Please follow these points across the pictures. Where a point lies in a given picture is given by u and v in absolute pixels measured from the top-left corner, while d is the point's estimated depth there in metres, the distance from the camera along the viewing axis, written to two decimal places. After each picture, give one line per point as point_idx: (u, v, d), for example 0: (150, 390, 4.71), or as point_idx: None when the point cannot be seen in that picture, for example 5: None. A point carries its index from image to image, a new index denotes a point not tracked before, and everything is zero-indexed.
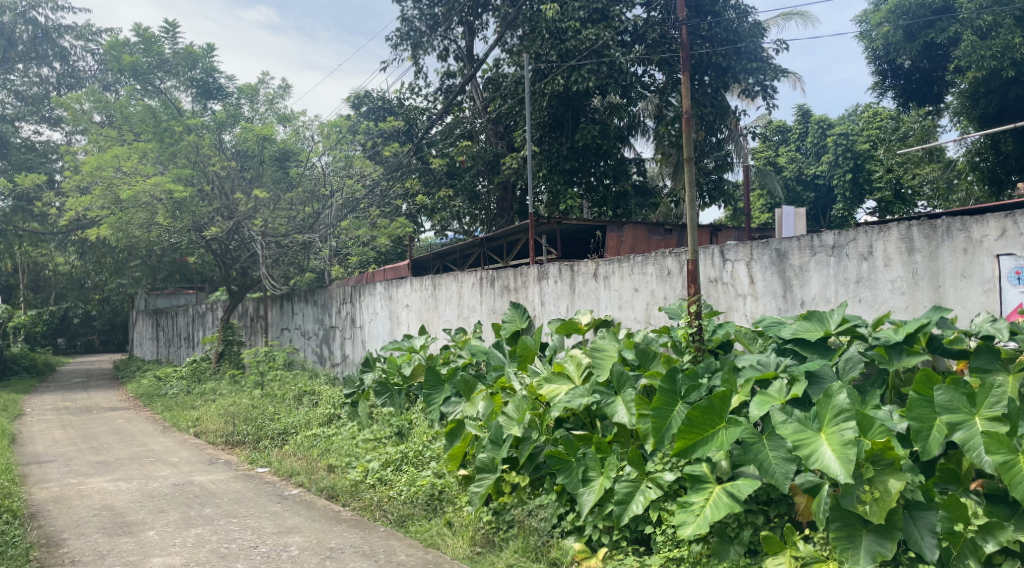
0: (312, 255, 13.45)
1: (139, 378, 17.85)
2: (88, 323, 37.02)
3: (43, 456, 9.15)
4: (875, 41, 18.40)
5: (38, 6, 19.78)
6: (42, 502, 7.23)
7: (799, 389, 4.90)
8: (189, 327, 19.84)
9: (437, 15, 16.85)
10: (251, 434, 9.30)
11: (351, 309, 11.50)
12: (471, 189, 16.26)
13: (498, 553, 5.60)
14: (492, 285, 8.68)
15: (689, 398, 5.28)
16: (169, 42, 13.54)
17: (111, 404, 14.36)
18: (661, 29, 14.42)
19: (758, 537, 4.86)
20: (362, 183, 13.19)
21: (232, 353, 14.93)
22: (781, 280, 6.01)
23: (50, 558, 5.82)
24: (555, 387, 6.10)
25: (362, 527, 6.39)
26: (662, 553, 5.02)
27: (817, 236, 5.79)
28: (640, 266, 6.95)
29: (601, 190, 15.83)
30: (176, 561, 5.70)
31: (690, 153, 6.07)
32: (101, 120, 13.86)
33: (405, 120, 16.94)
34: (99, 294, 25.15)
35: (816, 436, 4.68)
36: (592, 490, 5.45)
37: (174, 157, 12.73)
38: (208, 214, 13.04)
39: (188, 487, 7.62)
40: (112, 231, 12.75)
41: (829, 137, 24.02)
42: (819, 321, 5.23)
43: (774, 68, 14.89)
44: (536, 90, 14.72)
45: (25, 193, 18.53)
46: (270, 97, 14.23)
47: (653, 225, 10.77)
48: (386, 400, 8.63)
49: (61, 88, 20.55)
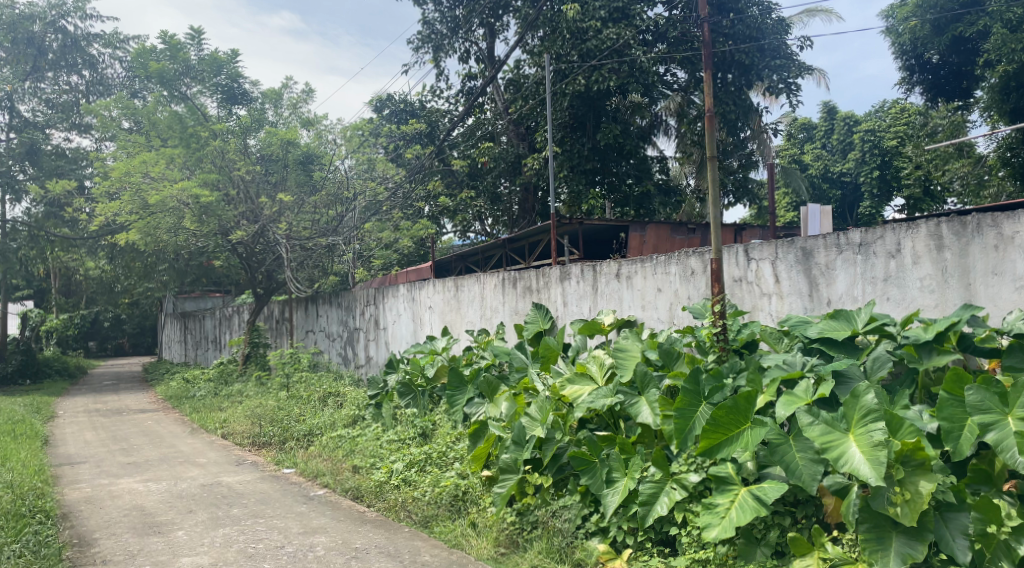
0: (336, 258, 13.48)
1: (168, 380, 18.10)
2: (118, 327, 37.58)
3: (75, 457, 9.33)
4: (901, 36, 18.24)
5: (67, 15, 20.24)
6: (74, 502, 7.38)
7: (826, 389, 4.85)
8: (215, 330, 20.07)
9: (457, 17, 16.91)
10: (277, 435, 9.40)
11: (375, 311, 11.56)
12: (493, 190, 16.31)
13: (522, 554, 5.61)
14: (514, 286, 8.69)
15: (712, 399, 5.26)
16: (194, 49, 13.72)
17: (141, 406, 14.60)
18: (682, 27, 14.43)
19: (785, 538, 4.81)
20: (385, 186, 13.25)
21: (258, 356, 15.07)
22: (807, 280, 5.95)
23: (82, 558, 5.92)
24: (578, 387, 6.11)
25: (387, 527, 6.44)
26: (687, 554, 4.99)
27: (844, 234, 5.73)
28: (663, 265, 6.92)
29: (624, 191, 15.70)
30: (204, 561, 5.77)
31: (712, 152, 5.99)
32: (128, 127, 14.07)
33: (427, 123, 17.06)
34: (128, 299, 25.57)
35: (844, 437, 4.63)
36: (617, 491, 5.44)
37: (201, 162, 12.88)
38: (234, 218, 13.27)
39: (216, 488, 7.72)
40: (141, 235, 12.97)
41: (855, 134, 23.75)
42: (846, 320, 5.18)
43: (798, 65, 14.77)
44: (557, 90, 14.68)
45: (57, 200, 19.16)
46: (294, 102, 14.42)
47: (676, 225, 10.71)
48: (410, 401, 8.66)
49: (90, 95, 20.85)
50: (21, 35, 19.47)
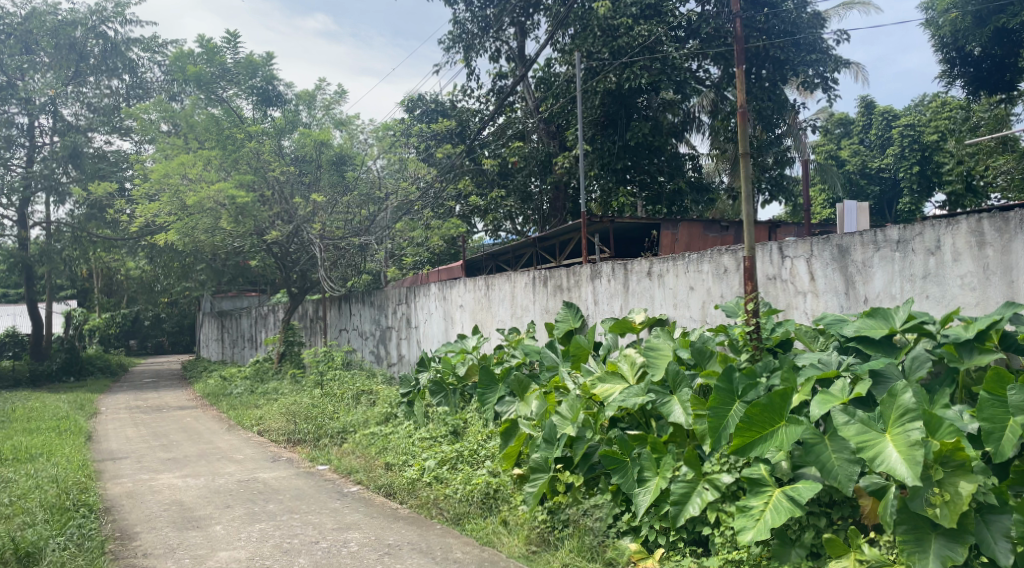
0: (369, 258, 13.55)
1: (206, 378, 18.43)
2: (158, 325, 38.30)
3: (117, 453, 9.56)
4: (941, 28, 17.91)
5: (107, 21, 20.74)
6: (117, 496, 7.56)
7: (862, 388, 4.78)
8: (251, 328, 20.39)
9: (488, 17, 16.94)
10: (311, 433, 9.53)
11: (406, 310, 11.65)
12: (524, 190, 16.34)
13: (553, 553, 5.61)
14: (545, 285, 8.70)
15: (746, 398, 5.20)
16: (231, 52, 13.98)
17: (180, 403, 14.88)
18: (715, 22, 14.33)
19: (821, 539, 4.74)
20: (417, 185, 13.35)
21: (293, 354, 15.24)
22: (843, 277, 5.87)
23: (124, 550, 6.07)
24: (609, 387, 6.08)
25: (419, 524, 6.51)
26: (720, 555, 4.95)
27: (881, 231, 5.64)
28: (696, 263, 6.86)
29: (655, 188, 15.60)
30: (241, 555, 5.88)
31: (745, 149, 5.91)
32: (167, 129, 14.56)
33: (457, 122, 17.15)
34: (168, 298, 26.10)
35: (881, 437, 4.57)
36: (648, 490, 5.41)
37: (237, 164, 13.07)
38: (269, 218, 13.43)
39: (252, 484, 7.87)
40: (179, 236, 13.26)
41: (895, 129, 23.41)
42: (884, 317, 5.09)
43: (835, 59, 14.53)
44: (588, 89, 14.67)
45: (98, 201, 19.69)
46: (327, 103, 14.27)
47: (709, 222, 10.64)
48: (441, 399, 8.70)
49: (131, 99, 21.27)
50: (63, 41, 20.13)
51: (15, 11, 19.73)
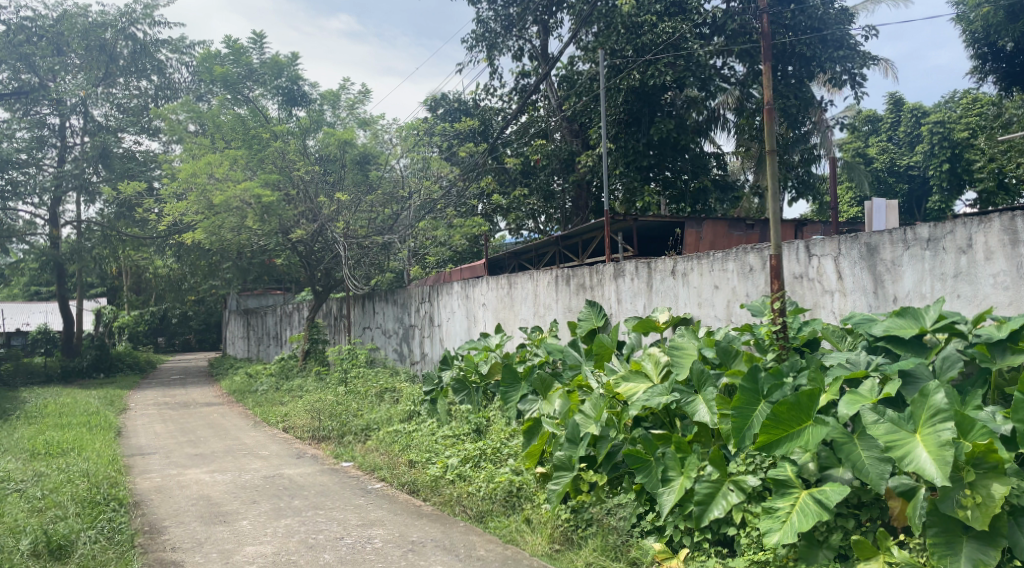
0: (392, 256, 13.64)
1: (232, 375, 18.63)
2: (185, 323, 38.77)
3: (146, 448, 9.70)
4: (973, 23, 17.58)
5: (136, 23, 20.93)
6: (145, 491, 7.68)
7: (891, 388, 4.70)
8: (276, 326, 20.57)
9: (511, 15, 16.95)
10: (335, 429, 9.62)
11: (429, 308, 11.69)
12: (547, 188, 16.34)
13: (577, 551, 5.61)
14: (568, 284, 8.70)
15: (771, 398, 5.14)
16: (257, 53, 14.13)
17: (207, 400, 15.05)
18: (740, 19, 14.17)
19: (848, 541, 4.68)
20: (440, 184, 13.38)
21: (317, 352, 15.33)
22: (872, 276, 5.79)
23: (153, 544, 6.17)
24: (632, 385, 6.00)
25: (442, 522, 6.54)
26: (746, 556, 4.91)
27: (911, 230, 5.57)
28: (720, 262, 6.83)
29: (679, 187, 15.63)
30: (267, 550, 5.95)
31: (771, 146, 5.83)
32: (194, 130, 14.86)
33: (480, 121, 17.19)
34: (195, 295, 26.40)
35: (911, 437, 4.51)
36: (672, 490, 5.38)
37: (262, 163, 13.19)
38: (294, 217, 13.53)
39: (278, 480, 7.95)
40: (206, 235, 13.47)
41: (924, 126, 23.00)
42: (914, 317, 5.01)
43: (863, 56, 14.36)
44: (612, 86, 14.62)
45: (128, 200, 19.99)
46: (351, 103, 14.32)
47: (734, 221, 10.54)
48: (464, 397, 8.73)
49: (159, 100, 21.62)
50: (94, 42, 20.35)
51: (47, 13, 20.08)
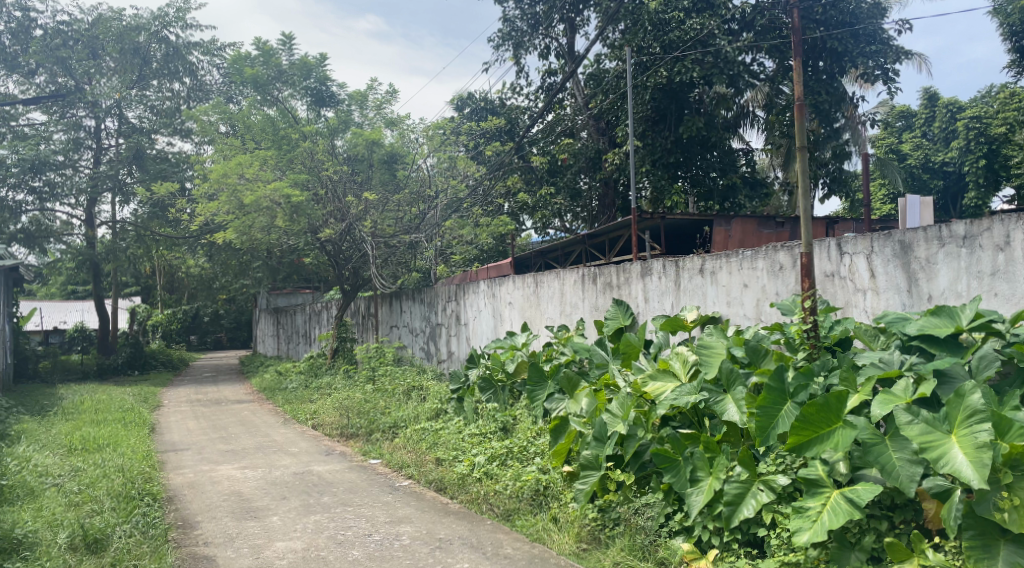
0: (419, 255, 13.69)
1: (262, 373, 18.84)
2: (217, 321, 39.32)
3: (179, 444, 9.86)
4: (1011, 16, 17.20)
5: (169, 26, 21.35)
6: (179, 486, 7.82)
7: (927, 388, 4.63)
8: (306, 325, 20.78)
9: (538, 14, 16.96)
10: (364, 427, 9.71)
11: (456, 307, 11.73)
12: (573, 187, 16.30)
13: (604, 551, 5.61)
14: (594, 282, 8.68)
15: (798, 398, 5.09)
16: (286, 54, 14.31)
17: (237, 398, 15.24)
18: (770, 14, 14.04)
19: (881, 543, 4.60)
20: (466, 183, 13.42)
21: (345, 350, 15.48)
22: (905, 274, 5.69)
23: (186, 538, 6.28)
24: (661, 385, 6.00)
25: (470, 519, 6.57)
26: (776, 557, 4.83)
27: (946, 227, 5.46)
28: (750, 260, 6.76)
29: (707, 184, 15.49)
30: (298, 545, 6.02)
31: (802, 143, 5.72)
32: (225, 131, 15.08)
33: (507, 120, 17.19)
34: (226, 294, 26.77)
35: (946, 438, 4.44)
36: (701, 490, 5.34)
37: (292, 164, 13.35)
38: (323, 216, 13.63)
39: (307, 476, 8.04)
40: (237, 234, 13.64)
41: (960, 121, 22.52)
42: (949, 316, 4.88)
43: (896, 50, 14.14)
44: (639, 84, 14.55)
45: (161, 201, 20.34)
46: (379, 103, 14.38)
47: (764, 218, 10.44)
48: (490, 396, 8.75)
49: (191, 101, 21.99)
50: (128, 45, 20.72)
51: (83, 17, 20.52)
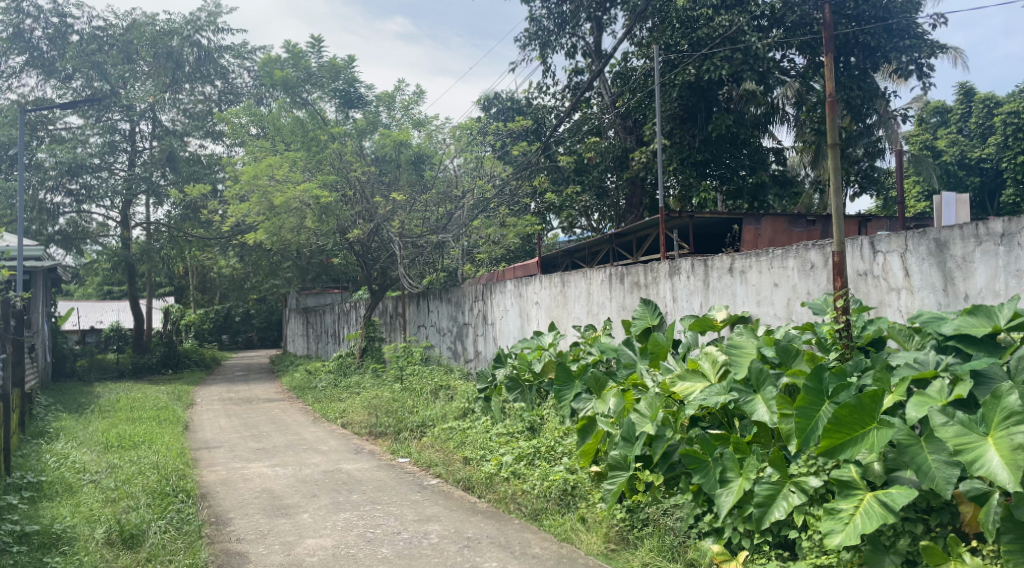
0: (445, 255, 13.63)
1: (292, 372, 19.04)
2: (248, 321, 39.78)
3: (211, 442, 10.01)
4: None
5: (201, 30, 21.76)
6: (211, 483, 7.94)
7: (963, 389, 4.53)
8: (335, 324, 20.97)
9: (564, 13, 16.93)
10: (392, 426, 9.78)
11: (483, 307, 11.75)
12: (600, 185, 16.25)
13: (632, 552, 5.59)
14: (622, 282, 8.63)
15: (836, 399, 4.98)
16: (315, 56, 14.47)
17: (268, 396, 15.43)
18: (800, 10, 13.93)
19: (916, 547, 4.51)
20: (493, 183, 13.42)
21: (374, 349, 15.59)
22: (941, 273, 5.59)
23: (219, 535, 6.36)
24: (689, 385, 5.95)
25: (498, 519, 6.58)
26: (808, 560, 4.78)
27: (983, 224, 5.33)
28: (780, 259, 6.68)
29: (737, 182, 15.41)
30: (327, 543, 6.08)
31: (833, 140, 5.59)
32: (256, 133, 15.31)
33: (533, 120, 17.20)
34: (257, 294, 27.10)
35: (982, 441, 4.34)
36: (731, 491, 5.27)
37: (321, 165, 13.47)
38: (351, 217, 13.67)
39: (337, 474, 8.11)
40: (267, 234, 13.79)
41: (998, 116, 22.38)
42: (986, 315, 4.78)
43: (931, 44, 13.79)
44: (666, 81, 14.45)
45: (194, 202, 20.78)
46: (406, 103, 14.49)
47: (795, 217, 10.33)
48: (517, 395, 8.75)
49: (222, 104, 22.36)
50: (161, 50, 21.19)
51: (117, 22, 20.90)
